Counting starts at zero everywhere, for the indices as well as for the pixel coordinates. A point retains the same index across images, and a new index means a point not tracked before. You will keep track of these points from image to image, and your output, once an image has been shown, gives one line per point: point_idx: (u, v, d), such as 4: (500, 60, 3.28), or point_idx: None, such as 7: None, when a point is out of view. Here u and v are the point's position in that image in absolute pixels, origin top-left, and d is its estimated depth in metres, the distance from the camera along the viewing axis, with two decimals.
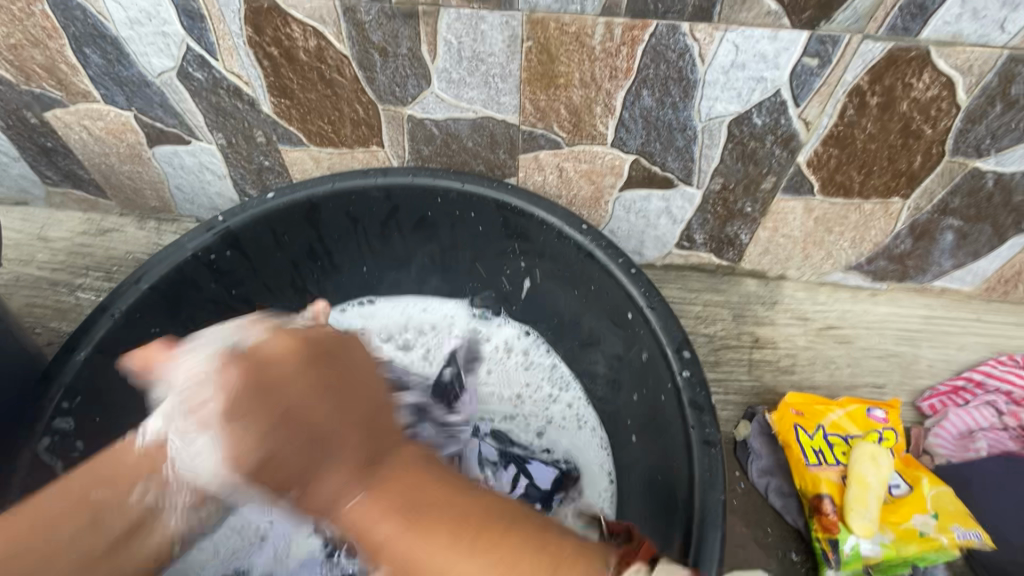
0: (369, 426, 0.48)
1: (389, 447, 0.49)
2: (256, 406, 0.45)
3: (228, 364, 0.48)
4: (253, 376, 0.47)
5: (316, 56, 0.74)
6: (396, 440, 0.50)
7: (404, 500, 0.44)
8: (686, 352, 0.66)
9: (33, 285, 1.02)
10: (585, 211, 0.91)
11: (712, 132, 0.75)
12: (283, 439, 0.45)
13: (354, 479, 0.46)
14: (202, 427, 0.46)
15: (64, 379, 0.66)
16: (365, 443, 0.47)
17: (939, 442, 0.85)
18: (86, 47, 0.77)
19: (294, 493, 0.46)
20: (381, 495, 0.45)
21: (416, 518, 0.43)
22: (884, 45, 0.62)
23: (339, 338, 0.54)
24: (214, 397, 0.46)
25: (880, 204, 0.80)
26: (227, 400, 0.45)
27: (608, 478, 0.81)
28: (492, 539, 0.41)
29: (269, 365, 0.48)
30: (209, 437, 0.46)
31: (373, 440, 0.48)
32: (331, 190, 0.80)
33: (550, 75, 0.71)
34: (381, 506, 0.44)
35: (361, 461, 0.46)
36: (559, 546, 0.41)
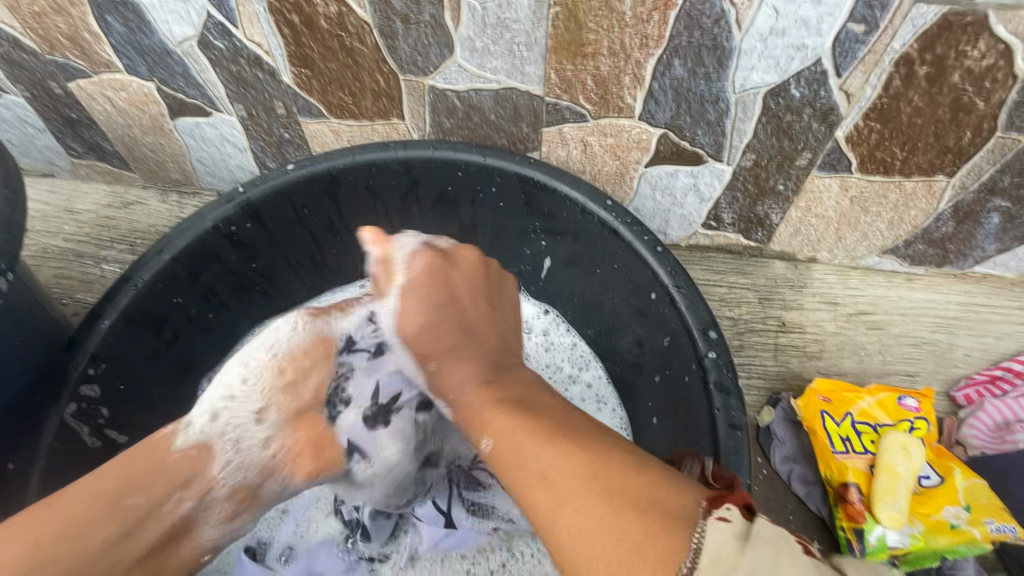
0: (494, 358, 0.64)
1: (507, 364, 0.64)
2: (429, 295, 0.68)
3: (415, 255, 0.69)
4: (432, 266, 0.69)
5: (337, 23, 0.72)
6: (512, 363, 0.65)
7: (518, 400, 0.56)
8: (713, 332, 0.64)
9: (60, 256, 1.03)
10: (609, 188, 0.88)
11: (746, 105, 0.71)
12: (449, 331, 0.65)
13: (480, 374, 0.61)
14: (390, 298, 0.70)
15: (90, 347, 0.67)
16: (487, 355, 0.64)
17: (973, 433, 0.81)
18: (108, 15, 0.77)
19: (431, 365, 0.66)
20: (499, 386, 0.59)
21: (523, 414, 0.53)
22: (938, 9, 0.58)
23: (500, 273, 0.74)
24: (402, 281, 0.69)
25: (922, 182, 0.76)
26: (407, 286, 0.68)
27: None
28: (585, 455, 0.45)
29: (441, 278, 0.69)
30: (393, 305, 0.69)
31: (494, 357, 0.64)
32: (352, 162, 0.79)
33: (577, 43, 0.68)
34: (497, 396, 0.57)
35: (485, 365, 0.62)
36: (624, 469, 0.43)
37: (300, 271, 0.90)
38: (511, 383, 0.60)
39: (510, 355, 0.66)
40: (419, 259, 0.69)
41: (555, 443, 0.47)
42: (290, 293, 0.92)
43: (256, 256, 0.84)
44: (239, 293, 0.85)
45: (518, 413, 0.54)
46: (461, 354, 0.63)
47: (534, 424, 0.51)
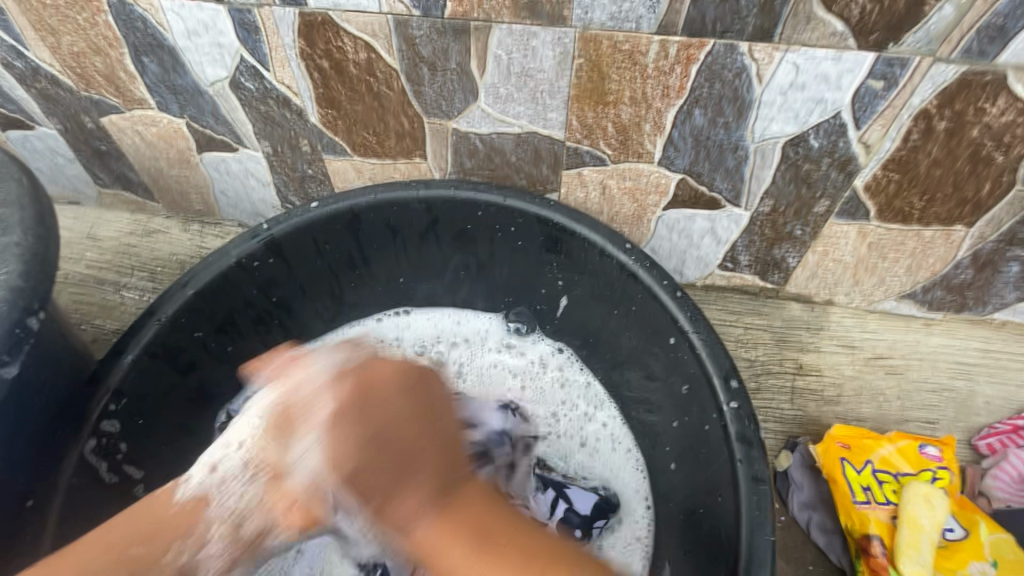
0: (438, 465, 0.53)
1: (459, 480, 0.54)
2: (361, 411, 0.52)
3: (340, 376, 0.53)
4: (360, 386, 0.53)
5: (366, 69, 0.74)
6: (463, 474, 0.55)
7: (473, 530, 0.50)
8: (734, 381, 0.64)
9: (81, 282, 1.05)
10: (626, 228, 0.89)
11: (765, 154, 0.72)
12: (377, 464, 0.51)
13: (427, 504, 0.51)
14: (309, 427, 0.51)
15: (112, 382, 0.67)
16: (432, 480, 0.52)
17: (997, 484, 0.80)
18: (144, 56, 0.80)
19: (375, 503, 0.50)
20: (448, 521, 0.50)
21: (485, 549, 0.48)
22: (956, 68, 0.59)
23: (418, 380, 0.56)
24: (325, 400, 0.52)
25: (941, 231, 0.77)
26: (335, 404, 0.52)
27: (644, 504, 0.79)
28: None
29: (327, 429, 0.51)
30: (315, 437, 0.51)
31: (447, 469, 0.53)
32: (374, 201, 0.81)
33: (599, 92, 0.70)
34: (449, 530, 0.50)
35: (435, 489, 0.52)
36: None
37: (318, 305, 0.91)
38: (412, 482, 0.51)
39: (460, 466, 0.55)
40: (330, 394, 0.52)
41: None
42: (306, 326, 0.92)
43: (276, 290, 0.85)
44: (258, 326, 0.86)
45: (470, 542, 0.49)
46: (348, 434, 0.51)
47: (470, 547, 0.49)
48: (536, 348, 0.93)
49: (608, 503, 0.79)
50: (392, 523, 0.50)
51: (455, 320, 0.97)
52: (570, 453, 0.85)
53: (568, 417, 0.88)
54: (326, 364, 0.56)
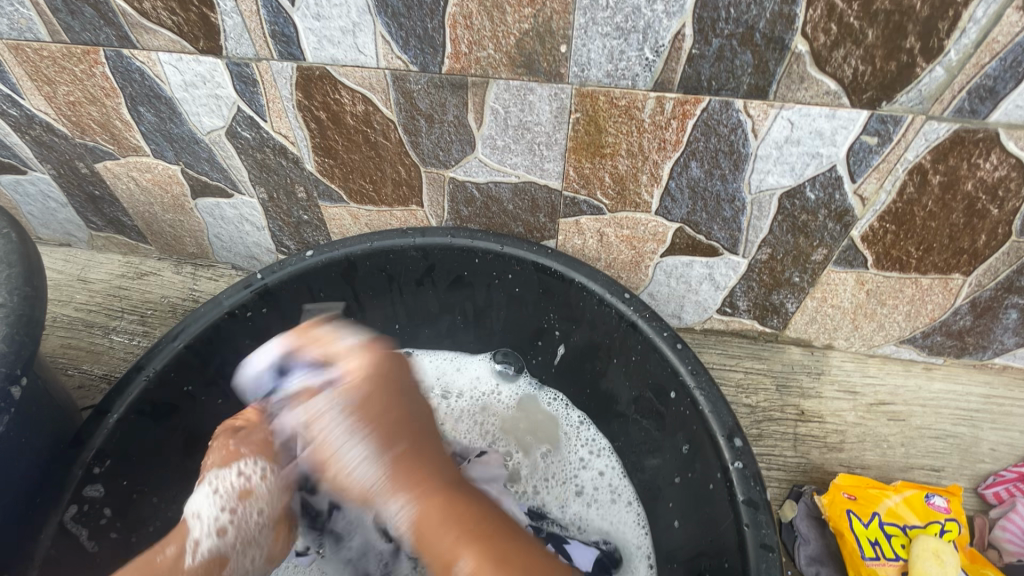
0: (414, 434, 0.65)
1: (440, 461, 0.66)
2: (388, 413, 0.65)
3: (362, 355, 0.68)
4: (376, 381, 0.66)
5: (363, 120, 0.74)
6: (430, 448, 0.66)
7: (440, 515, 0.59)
8: (738, 439, 0.62)
9: (69, 326, 1.02)
10: (624, 274, 0.88)
11: (762, 205, 0.73)
12: (412, 432, 0.65)
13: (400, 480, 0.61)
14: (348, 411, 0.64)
15: (96, 444, 0.65)
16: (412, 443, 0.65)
17: (1007, 537, 0.78)
18: (141, 106, 0.79)
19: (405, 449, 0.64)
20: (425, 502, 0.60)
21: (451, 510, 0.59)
22: (949, 126, 0.60)
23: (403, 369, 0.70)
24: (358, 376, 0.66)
25: (939, 279, 0.77)
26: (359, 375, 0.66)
27: (647, 563, 0.76)
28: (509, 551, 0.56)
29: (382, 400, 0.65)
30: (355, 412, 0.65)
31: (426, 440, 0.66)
32: (369, 249, 0.80)
33: (596, 145, 0.70)
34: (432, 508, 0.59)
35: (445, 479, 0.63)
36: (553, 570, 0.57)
37: None
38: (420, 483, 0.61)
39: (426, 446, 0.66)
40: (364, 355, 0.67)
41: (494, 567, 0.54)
42: None
43: (269, 338, 0.83)
44: None
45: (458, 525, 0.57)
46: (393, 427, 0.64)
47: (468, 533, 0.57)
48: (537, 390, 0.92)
49: (609, 557, 0.77)
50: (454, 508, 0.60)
51: (456, 365, 0.96)
52: (568, 503, 0.83)
53: (565, 462, 0.86)
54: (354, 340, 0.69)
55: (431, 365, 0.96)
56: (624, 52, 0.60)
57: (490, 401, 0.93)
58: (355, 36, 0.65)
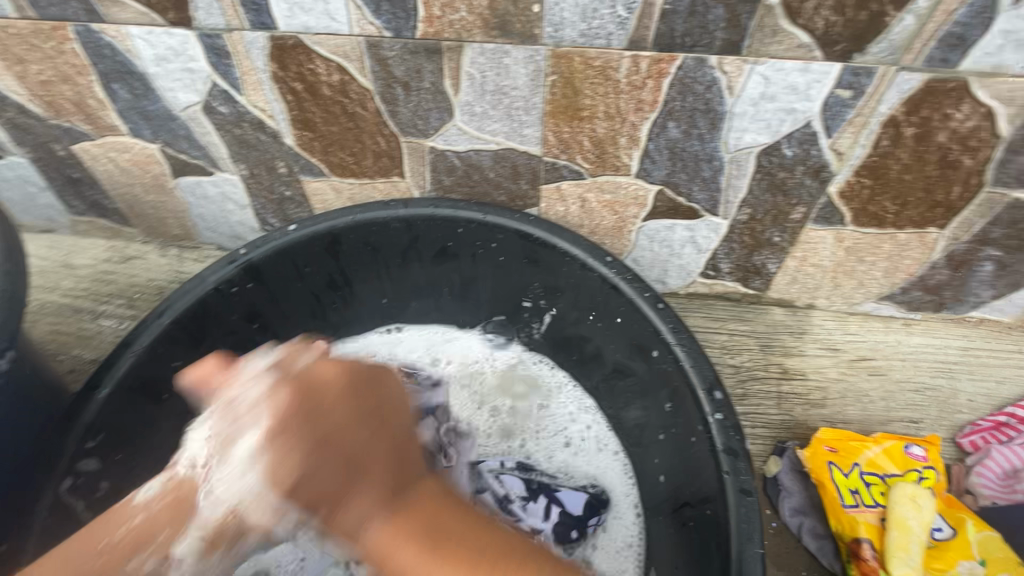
0: (393, 462, 0.50)
1: (413, 480, 0.50)
2: (300, 425, 0.47)
3: (276, 382, 0.49)
4: (300, 393, 0.48)
5: (339, 90, 0.74)
6: (417, 474, 0.51)
7: (427, 527, 0.47)
8: (718, 392, 0.64)
9: (56, 312, 1.02)
10: (608, 240, 0.89)
11: (740, 163, 0.73)
12: (331, 467, 0.47)
13: (379, 507, 0.47)
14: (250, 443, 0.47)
15: (87, 418, 0.66)
16: (390, 472, 0.49)
17: (982, 482, 0.80)
18: (114, 83, 0.78)
19: (322, 513, 0.46)
20: (402, 523, 0.47)
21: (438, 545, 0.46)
22: (921, 76, 0.60)
23: (375, 371, 0.55)
24: (262, 414, 0.47)
25: (915, 234, 0.78)
26: (273, 417, 0.47)
27: (634, 512, 0.78)
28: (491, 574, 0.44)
29: (317, 385, 0.49)
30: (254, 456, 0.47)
31: (400, 469, 0.50)
32: (353, 222, 0.80)
33: (574, 108, 0.70)
34: (404, 533, 0.46)
35: (386, 489, 0.48)
36: None
37: (300, 326, 0.90)
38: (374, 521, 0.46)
39: (412, 457, 0.52)
40: (265, 393, 0.49)
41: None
42: None
43: (256, 314, 0.84)
44: (239, 351, 0.85)
45: (426, 543, 0.46)
46: (290, 446, 0.46)
47: (427, 555, 0.45)
48: (528, 356, 0.93)
49: (598, 500, 0.77)
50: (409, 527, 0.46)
51: (446, 336, 0.96)
52: (557, 454, 0.84)
53: (551, 415, 0.88)
54: (262, 362, 0.52)
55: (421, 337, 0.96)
56: (597, 10, 0.60)
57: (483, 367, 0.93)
58: (327, 3, 0.64)
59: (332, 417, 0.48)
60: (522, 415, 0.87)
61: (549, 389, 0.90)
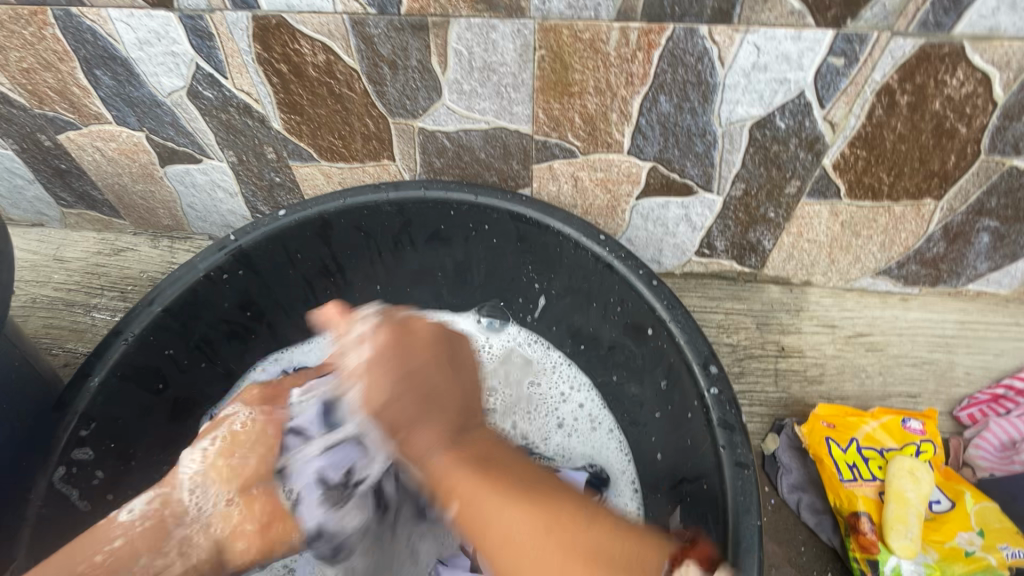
0: (465, 408, 0.58)
1: (476, 425, 0.57)
2: (394, 355, 0.57)
3: (380, 327, 0.60)
4: (397, 336, 0.59)
5: (325, 71, 0.73)
6: (480, 421, 0.58)
7: (483, 455, 0.54)
8: (713, 367, 0.63)
9: (49, 306, 1.01)
10: (601, 220, 0.88)
11: (733, 137, 0.72)
12: (411, 398, 0.55)
13: (443, 441, 0.53)
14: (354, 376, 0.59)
15: (80, 407, 0.65)
16: (458, 416, 0.56)
17: (980, 454, 0.80)
18: (97, 69, 0.77)
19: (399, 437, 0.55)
20: (460, 456, 0.52)
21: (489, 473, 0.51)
22: (915, 41, 0.59)
23: (444, 335, 0.62)
24: (365, 351, 0.58)
25: (911, 206, 0.77)
26: (374, 353, 0.58)
27: (632, 487, 0.79)
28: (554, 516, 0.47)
29: (413, 331, 0.60)
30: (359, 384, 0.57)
31: (466, 415, 0.57)
32: (343, 206, 0.79)
33: (564, 83, 0.69)
34: (459, 465, 0.51)
35: (450, 429, 0.54)
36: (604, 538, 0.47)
37: (293, 314, 0.89)
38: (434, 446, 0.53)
39: (478, 415, 0.59)
40: (369, 331, 0.60)
41: (516, 499, 0.49)
42: (283, 337, 0.90)
43: (247, 301, 0.83)
44: (233, 339, 0.84)
45: (479, 472, 0.51)
46: (384, 373, 0.56)
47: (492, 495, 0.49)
48: (524, 339, 0.92)
49: (599, 477, 0.79)
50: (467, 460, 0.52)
51: (441, 324, 0.96)
52: (551, 435, 0.85)
53: (545, 395, 0.88)
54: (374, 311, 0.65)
55: None
56: None
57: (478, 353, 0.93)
58: None
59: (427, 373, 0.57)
60: (516, 397, 0.88)
61: (541, 369, 0.90)
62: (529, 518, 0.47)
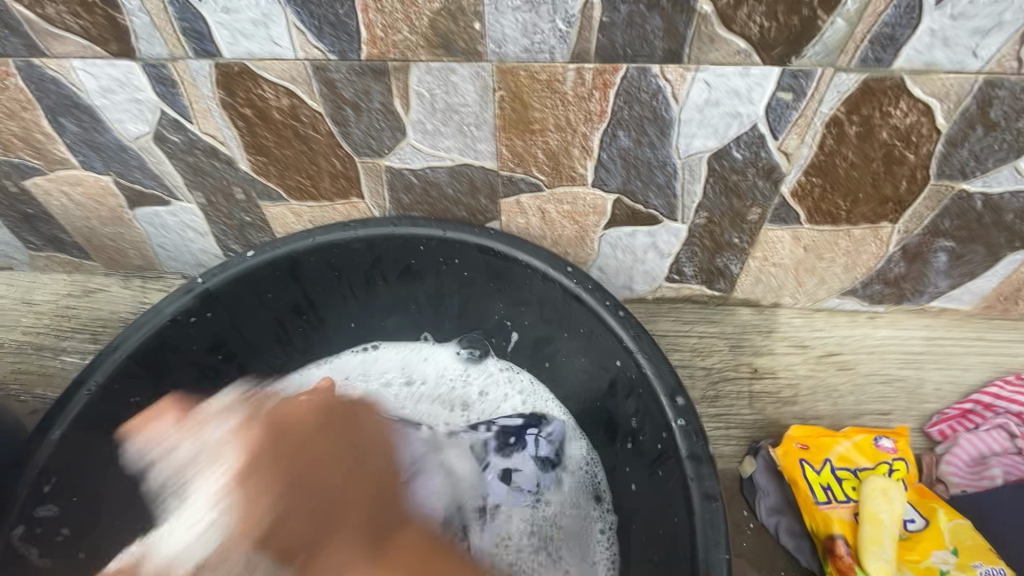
0: (369, 500, 0.60)
1: (387, 545, 0.57)
2: (267, 465, 0.61)
3: (248, 426, 0.66)
4: (272, 432, 0.64)
5: (290, 114, 0.74)
6: (390, 537, 0.58)
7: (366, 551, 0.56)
8: (680, 398, 0.64)
9: (17, 351, 0.99)
10: (571, 249, 0.90)
11: (692, 168, 0.74)
12: (307, 477, 0.61)
13: (360, 555, 0.56)
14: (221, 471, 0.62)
15: (40, 461, 0.65)
16: (365, 523, 0.58)
17: (951, 470, 0.81)
18: (61, 117, 0.77)
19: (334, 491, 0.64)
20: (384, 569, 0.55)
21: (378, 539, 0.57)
22: (857, 76, 0.61)
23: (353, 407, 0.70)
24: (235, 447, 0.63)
25: (869, 229, 0.79)
26: (242, 458, 0.62)
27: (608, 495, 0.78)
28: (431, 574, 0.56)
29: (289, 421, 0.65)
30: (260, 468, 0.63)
31: (370, 523, 0.58)
32: (312, 245, 0.78)
33: (524, 121, 0.71)
34: (349, 553, 0.56)
35: (366, 541, 0.57)
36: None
37: (266, 354, 0.88)
38: (246, 481, 0.60)
39: (380, 509, 0.60)
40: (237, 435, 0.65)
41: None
42: None
43: (217, 342, 0.82)
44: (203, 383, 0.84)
45: (367, 546, 0.56)
46: (319, 446, 0.64)
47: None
48: (500, 371, 0.92)
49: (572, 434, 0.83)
50: (256, 433, 0.64)
51: (420, 354, 0.95)
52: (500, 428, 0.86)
53: (494, 398, 0.90)
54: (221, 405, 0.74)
55: (397, 354, 0.95)
56: (537, 25, 0.60)
57: (456, 386, 0.91)
58: (269, 28, 0.64)
59: (314, 469, 0.61)
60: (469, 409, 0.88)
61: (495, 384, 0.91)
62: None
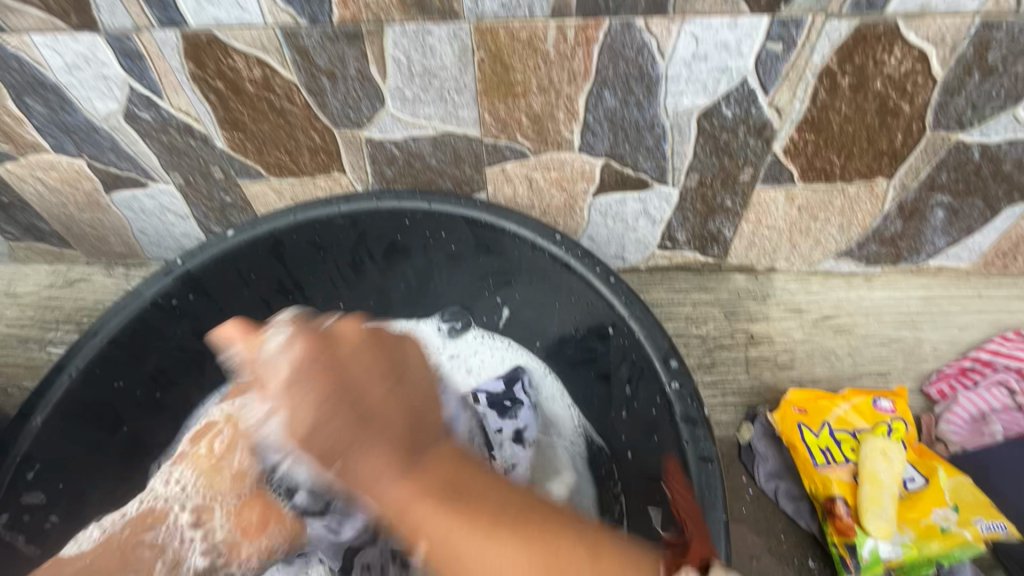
0: (410, 433, 0.50)
1: (428, 444, 0.50)
2: (322, 365, 0.51)
3: (297, 338, 0.53)
4: (322, 350, 0.52)
5: (263, 86, 0.71)
6: (436, 439, 0.51)
7: (442, 487, 0.46)
8: (674, 361, 0.63)
9: (1, 343, 0.97)
10: (561, 219, 0.88)
11: (681, 128, 0.72)
12: (334, 405, 0.49)
13: (397, 464, 0.47)
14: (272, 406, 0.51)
15: (22, 448, 0.63)
16: (405, 434, 0.49)
17: (951, 429, 0.81)
18: (27, 97, 0.75)
19: (337, 466, 0.48)
20: (420, 477, 0.47)
21: (451, 504, 0.45)
22: (849, 22, 0.59)
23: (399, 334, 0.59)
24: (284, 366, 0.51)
25: (864, 186, 0.77)
26: (291, 368, 0.51)
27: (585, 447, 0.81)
28: (526, 521, 0.44)
29: (340, 344, 0.53)
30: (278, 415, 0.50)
31: (414, 432, 0.50)
32: (294, 222, 0.76)
33: (506, 84, 0.68)
34: (419, 489, 0.46)
35: (402, 449, 0.48)
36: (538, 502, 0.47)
37: None
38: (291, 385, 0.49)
39: (434, 422, 0.52)
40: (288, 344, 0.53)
41: (494, 540, 0.42)
42: None
43: (201, 325, 0.80)
44: (191, 368, 0.82)
45: (438, 502, 0.45)
46: (307, 394, 0.49)
47: (438, 510, 0.44)
48: (479, 340, 0.92)
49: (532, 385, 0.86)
50: (312, 340, 0.52)
51: (399, 332, 0.93)
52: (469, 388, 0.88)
53: (466, 362, 0.91)
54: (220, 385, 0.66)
55: None
56: None
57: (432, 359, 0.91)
58: None
59: (365, 394, 0.50)
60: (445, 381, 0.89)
61: (470, 353, 0.91)
62: (513, 535, 0.42)
